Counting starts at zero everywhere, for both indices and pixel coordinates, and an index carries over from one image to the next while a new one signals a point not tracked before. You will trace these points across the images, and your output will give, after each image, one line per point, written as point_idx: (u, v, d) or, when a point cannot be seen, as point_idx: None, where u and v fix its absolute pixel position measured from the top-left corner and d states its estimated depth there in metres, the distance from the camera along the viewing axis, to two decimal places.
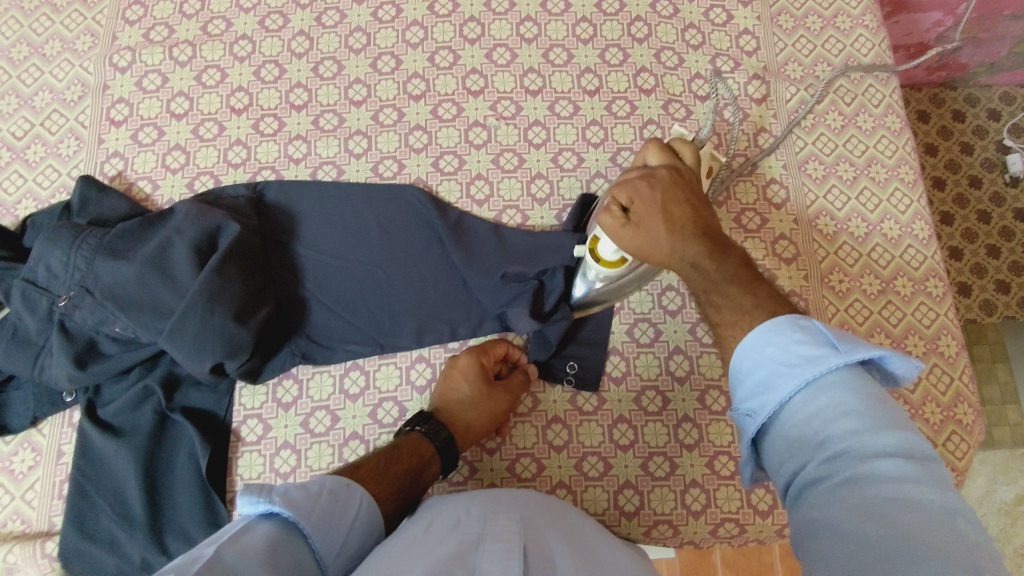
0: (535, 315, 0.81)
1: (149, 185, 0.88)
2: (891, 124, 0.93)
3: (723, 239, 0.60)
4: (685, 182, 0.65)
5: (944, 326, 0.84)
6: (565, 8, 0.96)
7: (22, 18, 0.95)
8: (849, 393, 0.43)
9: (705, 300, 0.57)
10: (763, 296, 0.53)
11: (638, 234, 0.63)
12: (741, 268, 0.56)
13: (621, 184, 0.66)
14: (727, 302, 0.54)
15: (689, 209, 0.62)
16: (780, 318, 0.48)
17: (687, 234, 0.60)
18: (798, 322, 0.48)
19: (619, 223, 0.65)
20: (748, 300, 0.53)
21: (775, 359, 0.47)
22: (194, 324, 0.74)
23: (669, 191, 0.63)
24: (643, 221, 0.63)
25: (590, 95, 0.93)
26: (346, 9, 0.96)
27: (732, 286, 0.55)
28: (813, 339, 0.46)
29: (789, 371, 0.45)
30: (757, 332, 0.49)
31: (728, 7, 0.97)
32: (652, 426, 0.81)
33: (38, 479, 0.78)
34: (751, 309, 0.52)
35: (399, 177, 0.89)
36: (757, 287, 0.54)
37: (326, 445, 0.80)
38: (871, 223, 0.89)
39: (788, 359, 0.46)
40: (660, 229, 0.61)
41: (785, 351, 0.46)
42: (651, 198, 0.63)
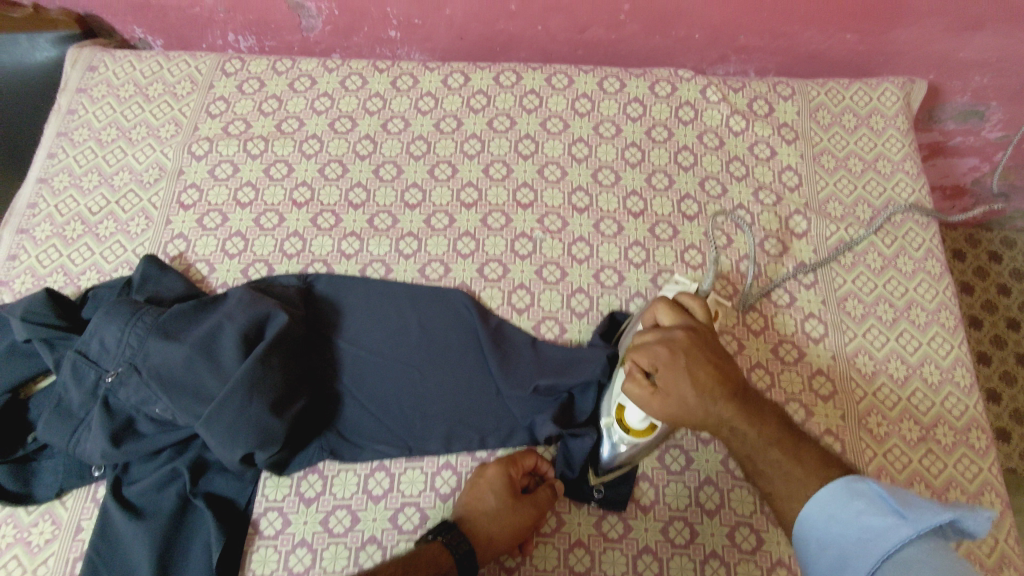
0: (559, 422, 0.81)
1: (206, 268, 0.92)
2: (931, 269, 0.94)
3: (752, 397, 0.67)
4: (702, 341, 0.69)
5: (988, 483, 0.82)
6: (616, 133, 1.02)
7: (116, 105, 1.04)
8: (912, 549, 0.54)
9: (755, 467, 0.65)
10: (809, 463, 0.63)
11: (668, 401, 0.66)
12: (780, 431, 0.65)
13: (640, 349, 0.69)
14: (776, 470, 0.64)
15: (714, 370, 0.66)
16: (836, 487, 0.60)
17: (718, 396, 0.65)
18: (857, 489, 0.60)
19: (646, 390, 0.68)
20: (797, 469, 0.63)
21: (845, 531, 0.58)
22: (231, 412, 0.75)
23: (692, 355, 0.66)
24: (672, 388, 0.66)
25: (634, 217, 0.96)
26: (410, 118, 1.02)
27: (779, 454, 0.64)
28: (874, 507, 0.57)
29: (860, 538, 0.57)
30: (822, 505, 0.60)
31: (773, 143, 1.02)
32: (679, 559, 0.78)
33: (52, 553, 0.77)
34: (800, 477, 0.63)
35: (443, 280, 0.92)
36: (803, 452, 0.64)
37: (343, 547, 0.78)
38: (911, 365, 0.88)
39: (857, 530, 0.57)
40: (691, 392, 0.65)
41: (852, 522, 0.58)
42: (674, 362, 0.66)
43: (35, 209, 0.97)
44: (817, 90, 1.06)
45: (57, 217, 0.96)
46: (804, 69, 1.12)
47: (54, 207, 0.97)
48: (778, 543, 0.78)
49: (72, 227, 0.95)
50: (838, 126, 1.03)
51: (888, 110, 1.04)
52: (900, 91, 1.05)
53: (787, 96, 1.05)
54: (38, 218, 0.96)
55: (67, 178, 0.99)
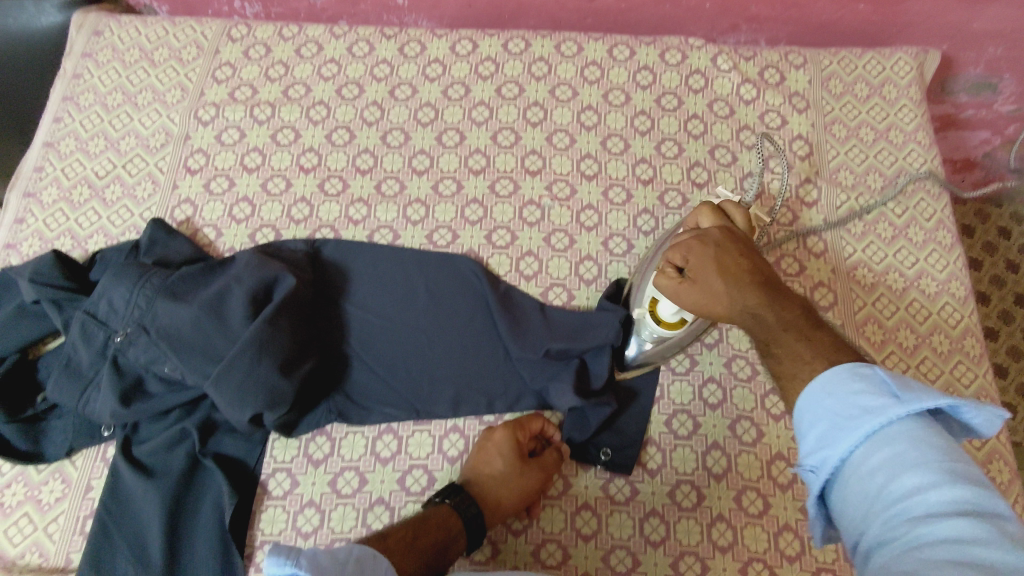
0: (579, 391, 0.80)
1: (213, 233, 0.92)
2: (942, 239, 0.93)
3: (782, 287, 0.62)
4: (738, 236, 0.66)
5: (997, 451, 0.81)
6: (625, 101, 1.01)
7: (121, 69, 1.03)
8: (913, 442, 0.45)
9: (767, 352, 0.59)
10: (822, 346, 0.56)
11: (695, 289, 0.64)
12: (802, 318, 0.59)
13: (675, 246, 0.67)
14: (789, 351, 0.57)
15: (746, 260, 0.63)
16: (839, 368, 0.51)
17: (746, 283, 0.61)
18: (861, 372, 0.50)
19: (675, 283, 0.66)
20: (807, 351, 0.56)
21: (835, 413, 0.49)
22: (240, 372, 0.75)
23: (723, 245, 0.64)
24: (701, 277, 0.63)
25: (643, 184, 0.95)
26: (418, 85, 1.01)
27: (793, 336, 0.57)
28: (874, 389, 0.49)
29: (850, 422, 0.48)
30: (819, 387, 0.51)
31: (784, 112, 1.01)
32: (685, 523, 0.78)
33: (63, 511, 0.78)
34: (809, 358, 0.55)
35: (451, 246, 0.91)
36: (817, 337, 0.57)
37: (351, 508, 0.78)
38: (920, 334, 0.87)
39: (851, 412, 0.48)
40: (719, 282, 0.62)
41: (845, 401, 0.49)
42: (704, 251, 0.64)
43: (41, 173, 0.97)
44: (829, 59, 1.04)
45: (64, 181, 0.96)
46: (816, 38, 1.10)
47: (61, 171, 0.97)
48: (785, 508, 0.78)
49: (79, 191, 0.95)
50: (850, 95, 1.02)
51: (901, 80, 1.03)
52: (914, 61, 1.04)
53: (798, 65, 1.04)
54: (45, 182, 0.96)
55: (73, 142, 0.98)
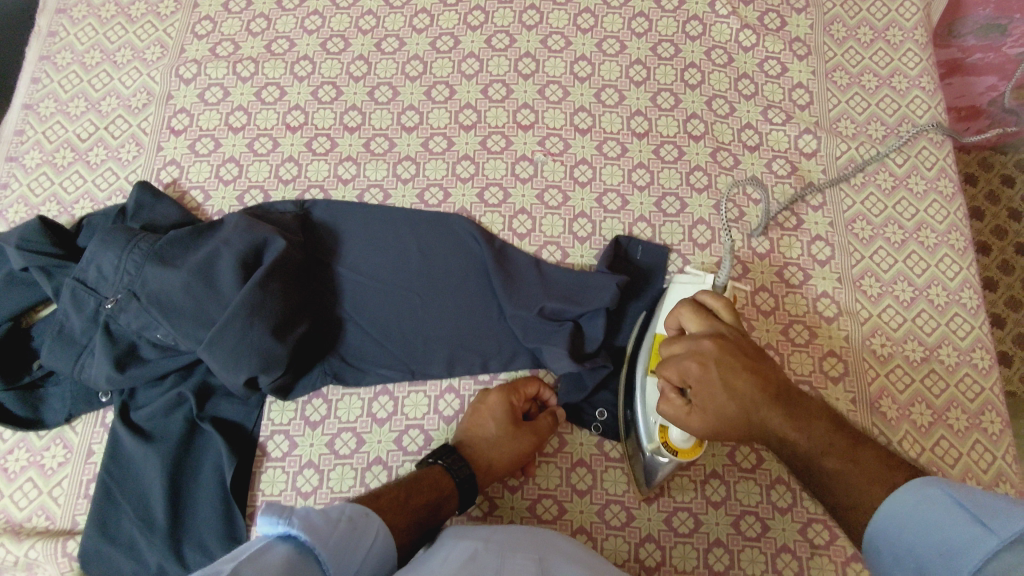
0: (573, 354, 0.79)
1: (201, 195, 0.90)
2: (943, 189, 0.91)
3: (794, 394, 0.57)
4: (733, 344, 0.60)
5: (989, 402, 0.81)
6: (620, 50, 0.97)
7: (98, 26, 1.00)
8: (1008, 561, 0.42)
9: (809, 477, 0.54)
10: (870, 467, 0.52)
11: (706, 416, 0.59)
12: (833, 431, 0.54)
13: (669, 365, 0.62)
14: (838, 480, 0.52)
15: (753, 376, 0.57)
16: (906, 494, 0.49)
17: (761, 403, 0.56)
18: (925, 492, 0.48)
19: (682, 410, 0.62)
20: (856, 478, 0.51)
21: (921, 544, 0.46)
22: (232, 336, 0.75)
23: (724, 364, 0.58)
24: (709, 404, 0.59)
25: (638, 137, 0.93)
26: (405, 37, 0.98)
27: (837, 461, 0.53)
28: (947, 511, 0.46)
29: (944, 553, 0.45)
30: (896, 520, 0.48)
31: (784, 59, 0.97)
32: (679, 478, 0.79)
33: (66, 475, 0.80)
34: (862, 485, 0.51)
35: (443, 206, 0.90)
36: (861, 452, 0.53)
37: (349, 468, 0.79)
38: (918, 287, 0.87)
39: (939, 543, 0.45)
40: (732, 406, 0.57)
41: (925, 531, 0.46)
42: (707, 376, 0.59)
43: (23, 136, 0.95)
44: (832, 2, 1.00)
45: (46, 144, 0.94)
46: None
47: (42, 134, 0.94)
48: (778, 462, 0.79)
49: (62, 154, 0.93)
50: (853, 40, 0.99)
51: (906, 23, 0.99)
52: (920, 2, 1.00)
53: (800, 9, 1.00)
54: (27, 145, 0.94)
55: (53, 104, 0.96)
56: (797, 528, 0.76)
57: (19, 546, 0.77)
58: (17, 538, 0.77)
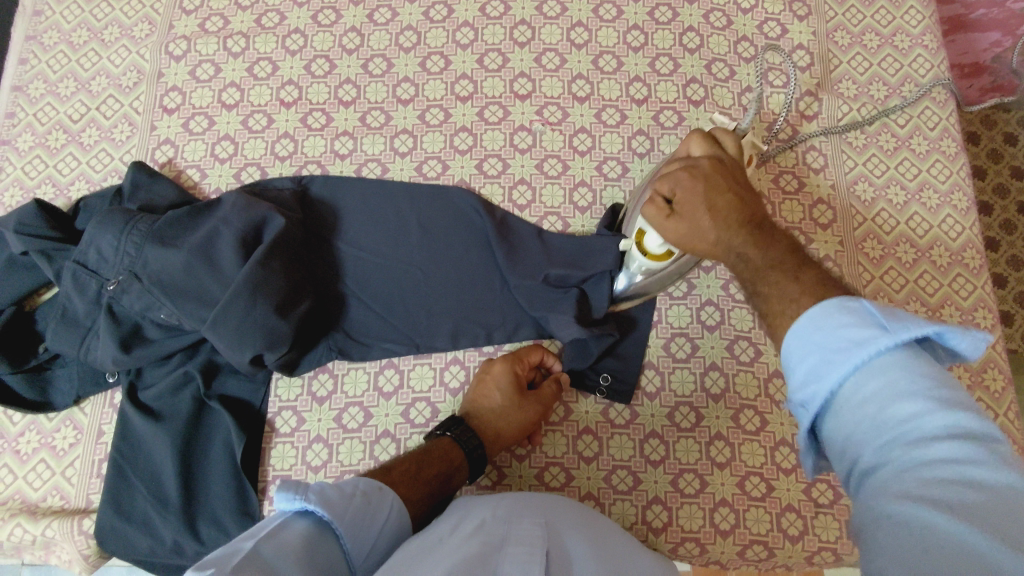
0: (580, 320, 0.79)
1: (198, 174, 0.90)
2: (946, 148, 0.90)
3: (769, 227, 0.56)
4: (727, 171, 0.62)
5: (991, 360, 0.82)
6: (617, 15, 0.95)
7: (83, 4, 0.98)
8: (905, 372, 0.38)
9: (753, 290, 0.51)
10: (812, 284, 0.47)
11: (683, 222, 0.59)
12: (788, 256, 0.52)
13: (663, 177, 0.63)
14: (775, 289, 0.49)
15: (735, 199, 0.58)
16: (826, 303, 0.43)
17: (733, 224, 0.56)
18: (846, 304, 0.42)
19: (663, 215, 0.61)
20: (792, 288, 0.48)
21: (821, 343, 0.42)
22: (237, 315, 0.75)
23: (712, 180, 0.60)
24: (687, 209, 0.59)
25: (637, 104, 0.92)
26: (397, 8, 0.96)
27: (778, 274, 0.50)
28: (862, 321, 0.41)
29: (834, 354, 0.40)
30: (803, 321, 0.43)
31: (784, 20, 0.96)
32: (684, 442, 0.80)
33: (78, 456, 0.80)
34: (796, 294, 0.47)
35: (442, 178, 0.89)
36: (805, 273, 0.49)
37: (358, 442, 0.80)
38: (920, 248, 0.86)
39: (837, 343, 0.40)
40: (708, 221, 0.57)
41: (831, 336, 0.41)
42: (694, 185, 0.59)
43: (14, 119, 0.93)
44: None
45: (38, 126, 0.93)
46: None
47: (33, 116, 0.93)
48: (782, 423, 0.80)
49: (54, 136, 0.92)
50: None
51: None
52: None
53: None
54: (19, 127, 0.93)
55: (42, 85, 0.94)
56: (801, 487, 0.78)
57: (35, 526, 0.78)
58: (33, 518, 0.78)
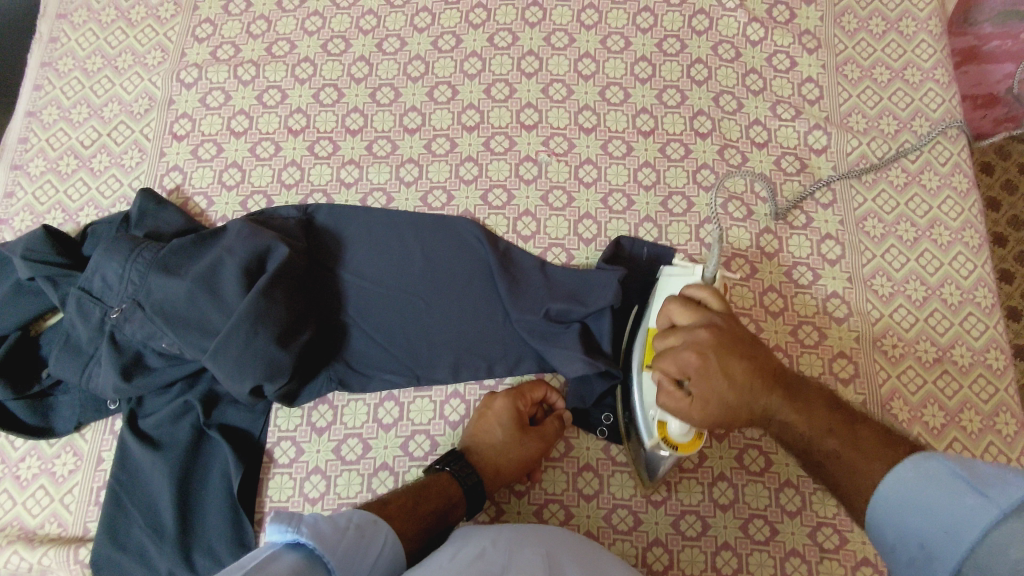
0: (586, 351, 0.78)
1: (205, 201, 0.90)
2: (958, 184, 0.89)
3: (791, 381, 0.61)
4: (732, 336, 0.61)
5: (1004, 403, 0.80)
6: (625, 47, 0.95)
7: (99, 31, 0.99)
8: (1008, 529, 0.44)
9: (813, 459, 0.58)
10: (870, 447, 0.54)
11: (710, 407, 0.60)
12: (833, 414, 0.58)
13: (664, 357, 0.62)
14: (838, 461, 0.55)
15: (749, 363, 0.60)
16: (902, 467, 0.51)
17: (760, 390, 0.60)
18: (924, 467, 0.50)
19: (684, 401, 0.61)
20: (859, 458, 0.54)
21: (922, 517, 0.48)
22: (237, 345, 0.75)
23: (722, 356, 0.60)
24: (710, 395, 0.60)
25: (644, 136, 0.91)
26: (406, 37, 0.97)
27: (835, 442, 0.56)
28: (945, 486, 0.48)
29: (942, 522, 0.47)
30: (889, 494, 0.51)
31: (793, 53, 0.95)
32: (686, 482, 0.78)
33: (77, 483, 0.81)
34: (864, 465, 0.53)
35: (447, 208, 0.89)
36: (858, 432, 0.56)
37: (356, 474, 0.80)
38: (930, 286, 0.85)
39: (940, 518, 0.47)
40: (731, 393, 0.59)
41: (928, 507, 0.48)
42: (707, 369, 0.60)
43: (27, 144, 0.95)
44: None
45: (50, 152, 0.94)
46: None
47: (45, 141, 0.95)
48: (788, 465, 0.78)
49: (66, 161, 0.93)
50: (864, 32, 0.96)
51: (920, 13, 0.97)
52: None
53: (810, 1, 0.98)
54: (31, 152, 0.94)
55: (56, 110, 0.96)
56: (806, 532, 0.76)
57: (32, 553, 0.78)
58: (31, 545, 0.78)
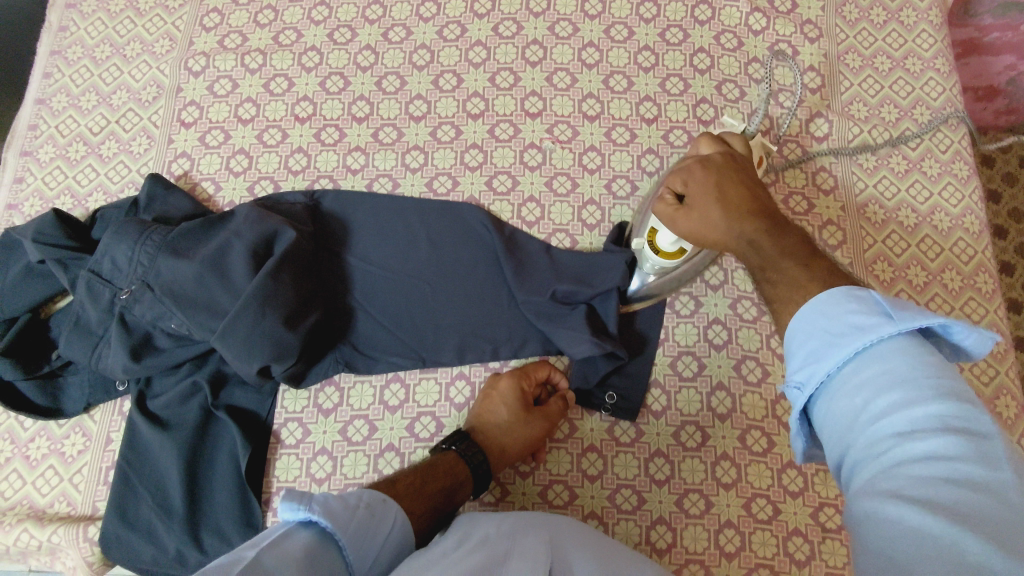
0: (593, 331, 0.79)
1: (212, 187, 0.91)
2: (958, 171, 0.90)
3: (782, 218, 0.56)
4: (740, 166, 0.61)
5: (1004, 386, 0.80)
6: (628, 36, 0.96)
7: (107, 20, 1.01)
8: (908, 362, 0.39)
9: (761, 276, 0.53)
10: (822, 273, 0.49)
11: (692, 216, 0.59)
12: (801, 245, 0.53)
13: (675, 172, 0.62)
14: (785, 277, 0.51)
15: (748, 192, 0.58)
16: (833, 290, 0.45)
17: (746, 214, 0.56)
18: (856, 292, 0.43)
19: (673, 210, 0.61)
20: (804, 275, 0.49)
21: (822, 330, 0.43)
22: (245, 325, 0.76)
23: (723, 172, 0.59)
24: (697, 204, 0.59)
25: (647, 123, 0.92)
26: (412, 27, 0.98)
27: (790, 262, 0.51)
28: (867, 309, 0.42)
29: (838, 340, 0.42)
30: (807, 306, 0.45)
31: (795, 42, 0.96)
32: (689, 462, 0.79)
33: (86, 463, 0.81)
34: (806, 283, 0.48)
35: (451, 194, 0.90)
36: (816, 263, 0.50)
37: (362, 454, 0.81)
38: (931, 271, 0.86)
39: (840, 333, 0.42)
40: (717, 212, 0.57)
41: (836, 323, 0.43)
42: (706, 178, 0.59)
43: (36, 131, 0.96)
44: None
45: (59, 138, 0.95)
46: None
47: (54, 128, 0.96)
48: (790, 446, 0.79)
49: (75, 148, 0.94)
50: (865, 22, 0.97)
51: (920, 3, 0.98)
52: None
53: None
54: (40, 139, 0.95)
55: (65, 98, 0.97)
56: (808, 511, 0.76)
57: (42, 532, 0.78)
58: (40, 523, 0.79)
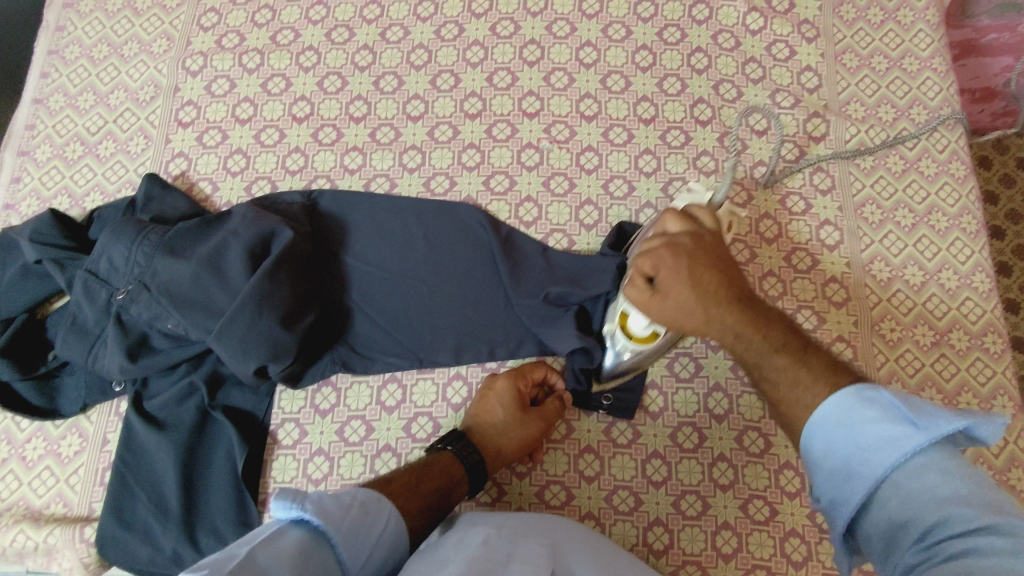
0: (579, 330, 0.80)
1: (209, 186, 0.91)
2: (955, 171, 0.90)
3: (757, 300, 0.59)
4: (709, 247, 0.63)
5: (1001, 386, 0.80)
6: (626, 35, 0.96)
7: (105, 20, 1.01)
8: (937, 470, 0.44)
9: (758, 375, 0.56)
10: (820, 368, 0.52)
11: (667, 303, 0.61)
12: (789, 334, 0.55)
13: (643, 254, 0.63)
14: (784, 375, 0.53)
15: (719, 277, 0.59)
16: (843, 392, 0.49)
17: (722, 300, 0.58)
18: (866, 394, 0.48)
19: (645, 294, 0.62)
20: (804, 374, 0.52)
21: (847, 440, 0.48)
22: (242, 326, 0.75)
23: (693, 259, 0.61)
24: (670, 291, 0.60)
25: (644, 123, 0.92)
26: (409, 26, 0.98)
27: (785, 358, 0.54)
28: (888, 416, 0.46)
29: (870, 451, 0.46)
30: (828, 415, 0.49)
31: (792, 42, 0.96)
32: (686, 463, 0.79)
33: (82, 464, 0.81)
34: (808, 384, 0.51)
35: (449, 194, 0.90)
36: (811, 356, 0.53)
37: (359, 455, 0.80)
38: (928, 271, 0.86)
39: (867, 445, 0.46)
40: (691, 296, 0.59)
41: (858, 433, 0.47)
42: (677, 264, 0.61)
43: (34, 131, 0.96)
44: None
45: (56, 138, 0.95)
46: None
47: (52, 128, 0.96)
48: (787, 447, 0.79)
49: (72, 147, 0.94)
50: (862, 22, 0.97)
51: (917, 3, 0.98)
52: None
53: None
54: (38, 139, 0.95)
55: (62, 98, 0.97)
56: (805, 512, 0.76)
57: (38, 532, 0.78)
58: (36, 524, 0.79)
